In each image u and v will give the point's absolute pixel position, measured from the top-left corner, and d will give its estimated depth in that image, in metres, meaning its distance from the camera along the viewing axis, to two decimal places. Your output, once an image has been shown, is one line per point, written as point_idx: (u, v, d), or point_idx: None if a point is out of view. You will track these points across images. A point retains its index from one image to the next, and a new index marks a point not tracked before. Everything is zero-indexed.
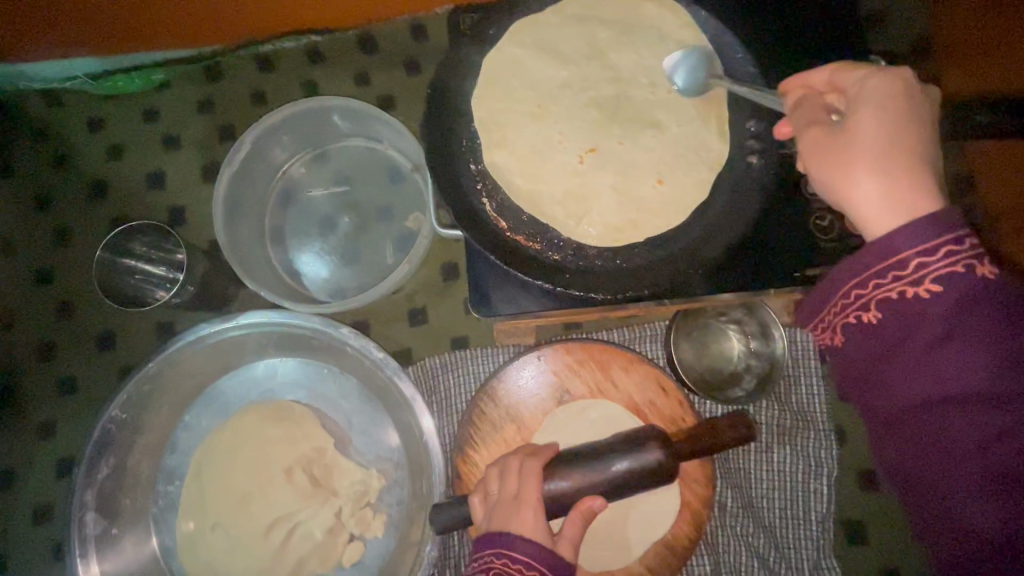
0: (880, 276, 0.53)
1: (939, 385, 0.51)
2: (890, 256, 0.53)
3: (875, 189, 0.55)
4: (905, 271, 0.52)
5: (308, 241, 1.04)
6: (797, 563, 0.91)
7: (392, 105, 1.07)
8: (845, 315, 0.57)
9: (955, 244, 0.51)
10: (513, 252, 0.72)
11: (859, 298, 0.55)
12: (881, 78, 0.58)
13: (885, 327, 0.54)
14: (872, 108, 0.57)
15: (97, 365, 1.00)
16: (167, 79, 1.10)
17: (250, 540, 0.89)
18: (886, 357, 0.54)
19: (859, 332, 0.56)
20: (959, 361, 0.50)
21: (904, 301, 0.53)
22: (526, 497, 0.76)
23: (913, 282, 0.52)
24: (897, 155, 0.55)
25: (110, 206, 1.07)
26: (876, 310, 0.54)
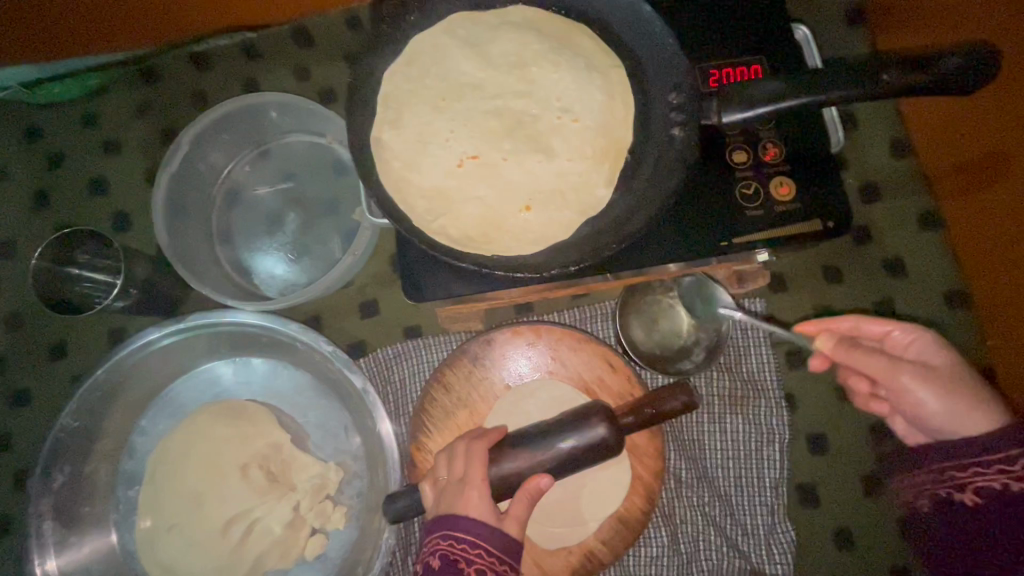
0: (979, 463, 0.65)
1: None
2: (976, 449, 0.65)
3: (930, 396, 0.69)
4: (1005, 464, 0.63)
5: (256, 239, 1.04)
6: (753, 530, 0.92)
7: (332, 98, 1.07)
8: (947, 486, 0.68)
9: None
10: (441, 237, 0.73)
11: (956, 475, 0.67)
12: (905, 329, 0.75)
13: (983, 506, 0.65)
14: (921, 347, 0.73)
15: (48, 375, 1.00)
16: (104, 84, 1.08)
17: (208, 538, 0.89)
18: (990, 538, 0.64)
19: (964, 514, 0.66)
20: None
21: (1009, 491, 0.63)
22: (472, 479, 0.76)
23: (1015, 479, 0.63)
24: (960, 405, 0.68)
25: (52, 215, 1.06)
26: (976, 495, 0.65)
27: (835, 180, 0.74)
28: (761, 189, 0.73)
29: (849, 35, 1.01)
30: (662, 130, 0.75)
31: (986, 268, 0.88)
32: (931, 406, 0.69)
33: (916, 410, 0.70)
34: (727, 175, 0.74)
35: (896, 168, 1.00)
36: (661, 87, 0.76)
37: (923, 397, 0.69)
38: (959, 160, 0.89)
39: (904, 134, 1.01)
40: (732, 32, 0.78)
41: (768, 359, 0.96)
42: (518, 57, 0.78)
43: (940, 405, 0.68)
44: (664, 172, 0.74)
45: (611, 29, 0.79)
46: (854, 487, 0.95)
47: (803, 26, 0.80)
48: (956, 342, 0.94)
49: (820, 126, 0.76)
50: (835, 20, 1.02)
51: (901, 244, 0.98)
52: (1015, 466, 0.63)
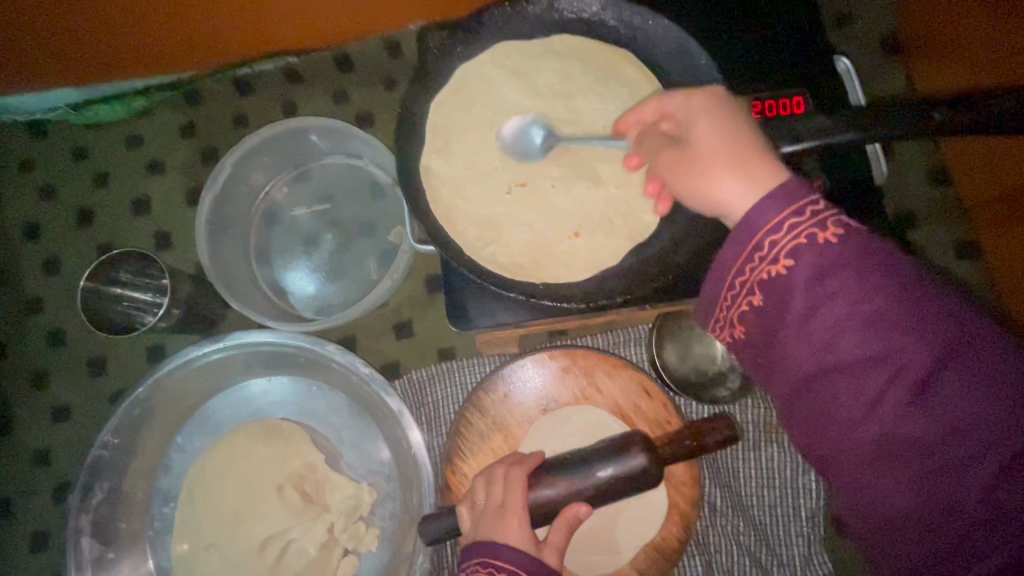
0: (753, 257, 0.48)
1: (838, 318, 0.45)
2: (754, 237, 0.47)
3: (734, 192, 0.50)
4: (770, 246, 0.47)
5: (293, 259, 1.06)
6: (789, 560, 0.91)
7: (371, 122, 1.09)
8: (738, 305, 0.51)
9: (797, 214, 0.46)
10: (487, 266, 0.74)
11: (744, 283, 0.49)
12: (701, 96, 0.56)
13: (769, 305, 0.48)
14: (701, 121, 0.54)
15: (88, 391, 1.02)
16: (148, 106, 1.11)
17: (243, 558, 0.90)
18: (772, 337, 0.49)
19: (754, 319, 0.50)
20: (830, 312, 0.45)
21: (776, 274, 0.47)
22: (511, 505, 0.77)
23: (774, 259, 0.47)
24: (745, 156, 0.51)
25: (96, 233, 1.08)
26: (759, 291, 0.48)
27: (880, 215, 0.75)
28: None
29: (884, 63, 1.02)
30: None
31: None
32: (738, 198, 0.50)
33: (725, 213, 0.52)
34: None
35: (932, 197, 1.00)
36: None
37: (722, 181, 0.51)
38: (992, 191, 0.90)
39: (940, 162, 1.01)
40: (775, 66, 0.79)
41: None
42: (564, 89, 0.79)
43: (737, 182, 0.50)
44: None
45: (654, 60, 0.80)
46: None
47: (844, 60, 0.79)
48: None
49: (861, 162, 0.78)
50: (869, 48, 1.03)
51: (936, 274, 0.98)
52: (785, 242, 0.46)
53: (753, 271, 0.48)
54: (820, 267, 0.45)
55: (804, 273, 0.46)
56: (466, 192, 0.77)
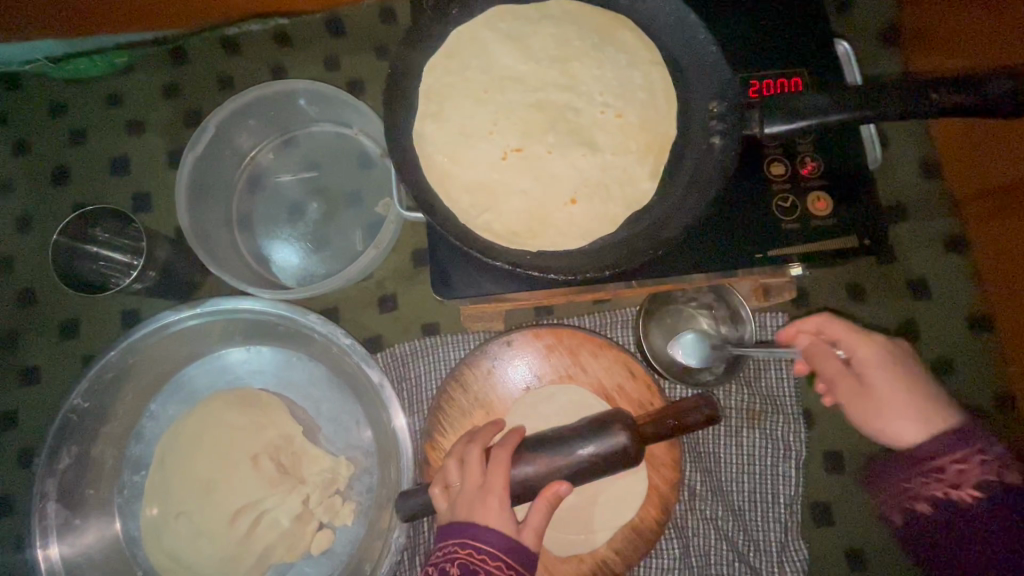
0: (925, 475, 0.67)
1: (975, 553, 0.63)
2: (925, 458, 0.68)
3: (909, 428, 0.71)
4: (942, 470, 0.66)
5: (276, 227, 1.03)
6: (765, 546, 0.91)
7: (361, 90, 1.06)
8: (908, 499, 0.69)
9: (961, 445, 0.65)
10: (472, 235, 0.72)
11: (907, 488, 0.69)
12: (879, 347, 0.76)
13: (947, 526, 0.65)
14: (878, 372, 0.74)
15: (59, 353, 0.99)
16: (131, 63, 1.07)
17: (215, 528, 0.88)
18: (948, 548, 0.65)
19: (919, 526, 0.68)
20: (972, 542, 0.63)
21: (948, 498, 0.65)
22: (491, 485, 0.75)
23: (937, 471, 0.66)
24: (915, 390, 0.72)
25: (72, 192, 1.04)
26: (925, 506, 0.67)
27: (874, 200, 0.74)
28: (796, 203, 0.73)
29: (884, 55, 1.01)
30: (700, 138, 0.74)
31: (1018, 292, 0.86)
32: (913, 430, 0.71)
33: (888, 437, 0.73)
34: (764, 188, 0.74)
35: (923, 190, 1.00)
36: (701, 94, 0.76)
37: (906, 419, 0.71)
38: (987, 185, 0.89)
39: (933, 158, 1.00)
40: (775, 45, 0.77)
41: (787, 375, 0.95)
42: (559, 57, 0.77)
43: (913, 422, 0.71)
44: (701, 180, 0.73)
45: (652, 35, 0.78)
46: (868, 509, 0.94)
47: (846, 43, 0.79)
48: (968, 373, 0.94)
49: (857, 146, 0.76)
50: (870, 39, 1.02)
51: (926, 269, 0.97)
52: (948, 474, 0.65)
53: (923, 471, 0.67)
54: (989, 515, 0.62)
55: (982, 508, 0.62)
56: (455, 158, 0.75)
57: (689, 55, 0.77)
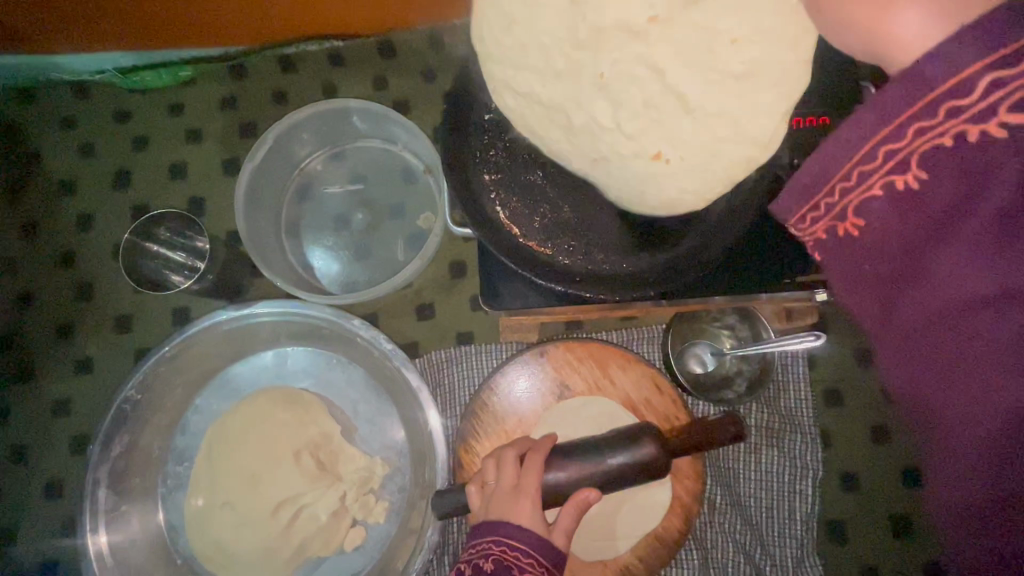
0: (845, 176, 0.43)
1: (970, 273, 0.40)
2: (888, 123, 0.40)
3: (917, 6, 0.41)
4: (875, 161, 0.41)
5: (322, 235, 1.09)
6: (781, 560, 0.95)
7: (407, 109, 1.12)
8: (828, 215, 0.46)
9: (950, 113, 0.38)
10: (518, 252, 0.77)
11: (835, 199, 0.44)
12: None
13: (886, 227, 0.43)
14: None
15: (113, 346, 1.04)
16: (193, 75, 1.14)
17: (255, 520, 0.92)
18: (884, 254, 0.44)
19: (844, 238, 0.46)
20: (969, 257, 0.39)
21: (888, 198, 0.42)
22: (525, 487, 0.79)
23: (889, 173, 0.41)
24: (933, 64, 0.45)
25: (132, 194, 1.11)
26: (850, 212, 0.44)
27: None
28: None
29: None
30: None
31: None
32: (921, 33, 0.41)
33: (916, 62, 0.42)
34: None
35: None
36: None
37: (914, 15, 0.42)
38: None
39: None
40: None
41: (806, 396, 1.00)
42: None
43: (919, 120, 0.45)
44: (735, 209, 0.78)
45: None
46: (881, 528, 0.98)
47: None
48: None
49: None
50: None
51: None
52: (971, 210, 0.39)
53: (824, 194, 0.45)
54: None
55: (933, 201, 0.40)
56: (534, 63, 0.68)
57: None
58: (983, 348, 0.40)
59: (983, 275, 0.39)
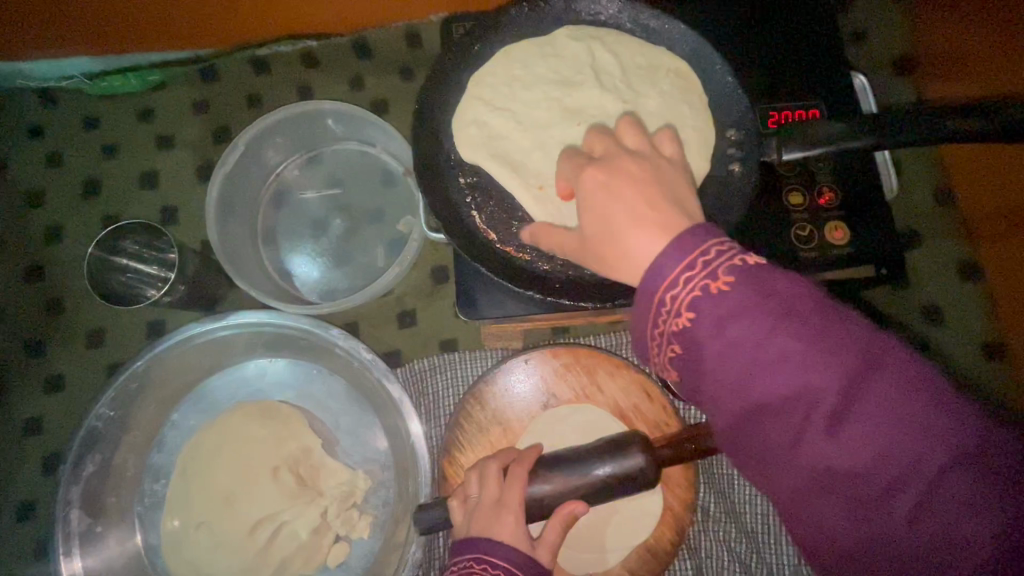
0: (659, 313, 0.49)
1: (759, 383, 0.45)
2: (653, 293, 0.49)
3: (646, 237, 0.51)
4: (673, 303, 0.48)
5: (299, 242, 1.06)
6: (778, 568, 0.92)
7: (386, 110, 1.09)
8: (664, 351, 0.51)
9: (690, 268, 0.47)
10: (496, 258, 0.74)
11: (659, 334, 0.50)
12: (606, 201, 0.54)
13: (691, 355, 0.48)
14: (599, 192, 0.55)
15: (86, 362, 1.01)
16: (163, 80, 1.10)
17: (235, 538, 0.89)
18: (698, 380, 0.49)
19: (676, 365, 0.51)
20: (747, 370, 0.45)
21: (685, 331, 0.48)
22: (508, 501, 0.76)
23: (677, 313, 0.48)
24: (653, 202, 0.53)
25: (103, 204, 1.07)
26: (671, 343, 0.49)
27: (890, 231, 0.75)
28: (817, 232, 0.74)
29: (896, 84, 1.04)
30: (721, 164, 0.75)
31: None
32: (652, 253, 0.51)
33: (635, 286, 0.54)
34: (784, 217, 0.76)
35: (936, 213, 1.01)
36: (721, 119, 0.77)
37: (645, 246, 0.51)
38: (1000, 209, 0.91)
39: (947, 184, 1.02)
40: (793, 77, 0.79)
41: None
42: (581, 83, 0.79)
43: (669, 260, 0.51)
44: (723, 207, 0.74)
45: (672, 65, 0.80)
46: None
47: (863, 76, 0.81)
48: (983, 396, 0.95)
49: (873, 172, 0.77)
50: (883, 68, 1.05)
51: (939, 293, 0.99)
52: (727, 340, 0.46)
53: (660, 330, 0.50)
54: (781, 354, 0.44)
55: (707, 328, 0.47)
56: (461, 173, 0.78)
57: (711, 85, 0.78)
58: (780, 446, 0.45)
59: (754, 387, 0.45)
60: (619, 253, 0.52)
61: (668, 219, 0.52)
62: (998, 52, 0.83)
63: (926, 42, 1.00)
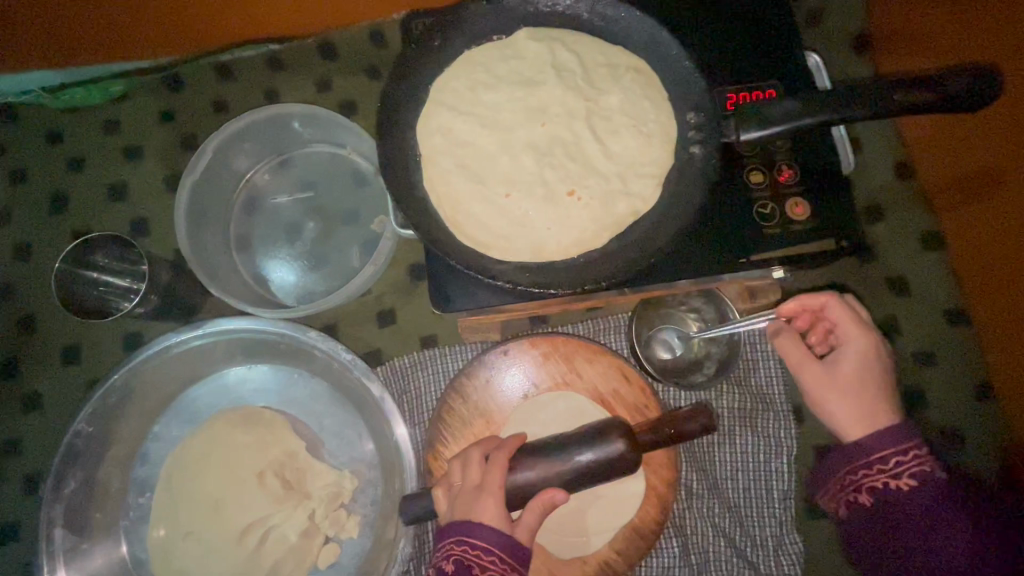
0: (863, 467, 0.75)
1: (934, 551, 0.71)
2: (867, 454, 0.75)
3: (839, 409, 0.80)
4: (881, 464, 0.74)
5: (274, 247, 1.05)
6: (761, 540, 0.94)
7: (354, 111, 1.09)
8: (854, 497, 0.76)
9: (898, 455, 0.73)
10: (465, 252, 0.74)
11: (853, 480, 0.76)
12: (840, 404, 0.80)
13: (893, 505, 0.73)
14: (853, 385, 0.81)
15: (62, 379, 1.00)
16: (126, 90, 1.09)
17: (223, 545, 0.89)
18: (895, 519, 0.73)
19: (864, 516, 0.75)
20: (935, 536, 0.71)
21: (872, 467, 0.75)
22: (489, 487, 0.77)
23: (892, 477, 0.73)
24: (869, 405, 0.79)
25: (71, 219, 1.06)
26: (868, 495, 0.75)
27: (847, 207, 0.77)
28: (778, 209, 0.76)
29: (854, 63, 1.07)
30: (682, 148, 0.77)
31: (990, 276, 0.91)
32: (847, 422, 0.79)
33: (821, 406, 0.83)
34: (746, 196, 0.77)
35: (898, 186, 1.04)
36: (680, 104, 0.78)
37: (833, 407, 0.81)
38: (959, 179, 0.93)
39: (908, 158, 1.05)
40: (749, 58, 0.81)
41: (777, 375, 0.99)
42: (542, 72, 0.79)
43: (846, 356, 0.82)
44: (685, 189, 0.76)
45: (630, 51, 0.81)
46: None
47: (816, 54, 0.83)
48: (950, 361, 0.98)
49: (831, 148, 0.79)
50: (841, 49, 1.07)
51: (904, 266, 1.02)
52: (890, 467, 0.74)
53: (857, 476, 0.76)
54: (918, 495, 0.72)
55: (920, 499, 0.72)
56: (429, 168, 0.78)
57: (669, 70, 0.79)
58: (915, 534, 0.72)
59: (923, 523, 0.71)
60: (832, 406, 0.81)
61: (867, 407, 0.79)
62: (956, 27, 0.86)
63: (882, 21, 1.03)
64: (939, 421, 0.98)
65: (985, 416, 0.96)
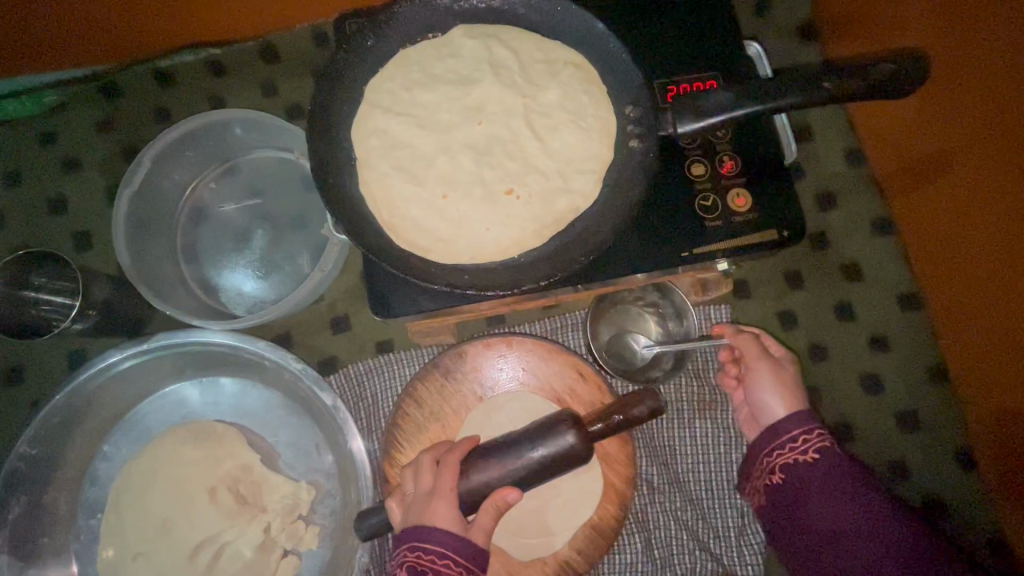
0: (776, 446, 0.83)
1: (831, 519, 0.78)
2: (777, 434, 0.83)
3: (768, 391, 0.88)
4: (790, 441, 0.82)
5: (221, 257, 1.03)
6: (723, 532, 0.94)
7: (300, 114, 1.07)
8: (765, 477, 0.84)
9: (807, 433, 0.81)
10: (405, 257, 0.73)
11: (768, 462, 0.83)
12: (774, 387, 0.88)
13: (795, 479, 0.81)
14: (785, 374, 0.89)
15: (4, 401, 0.96)
16: (62, 101, 1.06)
17: (176, 564, 0.87)
18: (799, 494, 0.80)
19: (775, 493, 0.82)
20: (834, 505, 0.78)
21: (783, 445, 0.82)
22: (440, 490, 0.76)
23: (796, 453, 0.81)
24: (795, 397, 0.87)
25: (9, 235, 1.03)
26: (780, 473, 0.82)
27: (788, 196, 0.77)
28: (719, 201, 0.76)
29: (802, 51, 1.07)
30: (622, 143, 0.76)
31: (947, 261, 0.90)
32: (776, 403, 0.87)
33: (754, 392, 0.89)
34: (688, 190, 0.77)
35: (848, 173, 1.05)
36: (619, 99, 0.78)
37: (766, 386, 0.88)
38: (907, 162, 0.94)
39: (858, 144, 1.05)
40: (689, 49, 0.80)
41: None
42: (479, 70, 0.78)
43: (779, 397, 0.87)
44: (625, 185, 0.75)
45: (568, 44, 0.80)
46: None
47: (757, 44, 0.83)
48: (905, 344, 0.99)
49: (773, 138, 0.79)
50: (789, 37, 1.07)
51: (857, 251, 1.02)
52: (800, 444, 0.81)
53: (771, 456, 0.83)
54: (821, 466, 0.80)
55: (821, 471, 0.79)
56: (367, 171, 0.76)
57: (607, 64, 0.79)
58: (820, 501, 0.79)
59: (822, 492, 0.79)
60: (762, 384, 0.88)
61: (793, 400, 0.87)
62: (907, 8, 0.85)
63: (827, 9, 1.03)
64: (897, 404, 0.98)
65: (941, 397, 0.96)
